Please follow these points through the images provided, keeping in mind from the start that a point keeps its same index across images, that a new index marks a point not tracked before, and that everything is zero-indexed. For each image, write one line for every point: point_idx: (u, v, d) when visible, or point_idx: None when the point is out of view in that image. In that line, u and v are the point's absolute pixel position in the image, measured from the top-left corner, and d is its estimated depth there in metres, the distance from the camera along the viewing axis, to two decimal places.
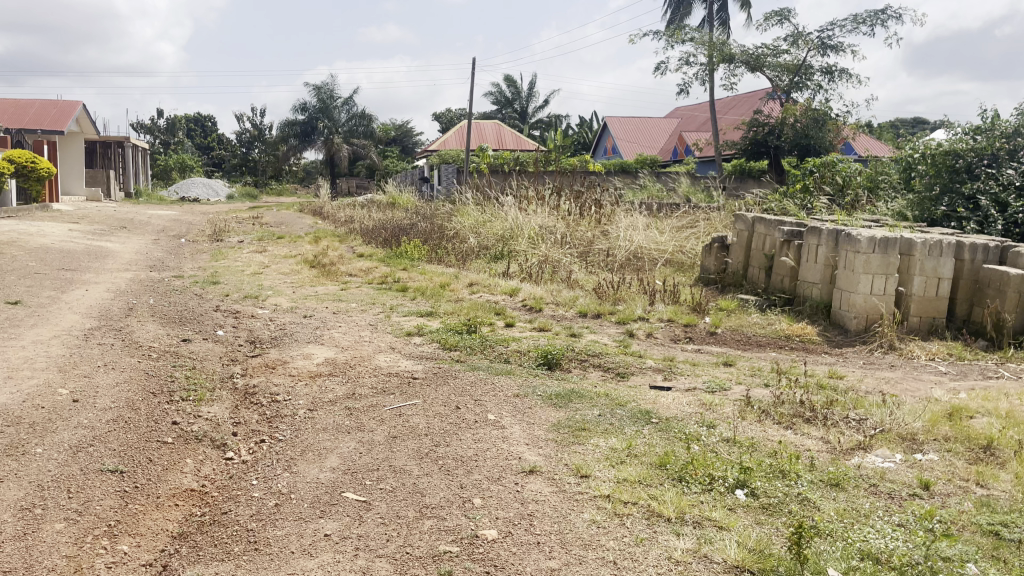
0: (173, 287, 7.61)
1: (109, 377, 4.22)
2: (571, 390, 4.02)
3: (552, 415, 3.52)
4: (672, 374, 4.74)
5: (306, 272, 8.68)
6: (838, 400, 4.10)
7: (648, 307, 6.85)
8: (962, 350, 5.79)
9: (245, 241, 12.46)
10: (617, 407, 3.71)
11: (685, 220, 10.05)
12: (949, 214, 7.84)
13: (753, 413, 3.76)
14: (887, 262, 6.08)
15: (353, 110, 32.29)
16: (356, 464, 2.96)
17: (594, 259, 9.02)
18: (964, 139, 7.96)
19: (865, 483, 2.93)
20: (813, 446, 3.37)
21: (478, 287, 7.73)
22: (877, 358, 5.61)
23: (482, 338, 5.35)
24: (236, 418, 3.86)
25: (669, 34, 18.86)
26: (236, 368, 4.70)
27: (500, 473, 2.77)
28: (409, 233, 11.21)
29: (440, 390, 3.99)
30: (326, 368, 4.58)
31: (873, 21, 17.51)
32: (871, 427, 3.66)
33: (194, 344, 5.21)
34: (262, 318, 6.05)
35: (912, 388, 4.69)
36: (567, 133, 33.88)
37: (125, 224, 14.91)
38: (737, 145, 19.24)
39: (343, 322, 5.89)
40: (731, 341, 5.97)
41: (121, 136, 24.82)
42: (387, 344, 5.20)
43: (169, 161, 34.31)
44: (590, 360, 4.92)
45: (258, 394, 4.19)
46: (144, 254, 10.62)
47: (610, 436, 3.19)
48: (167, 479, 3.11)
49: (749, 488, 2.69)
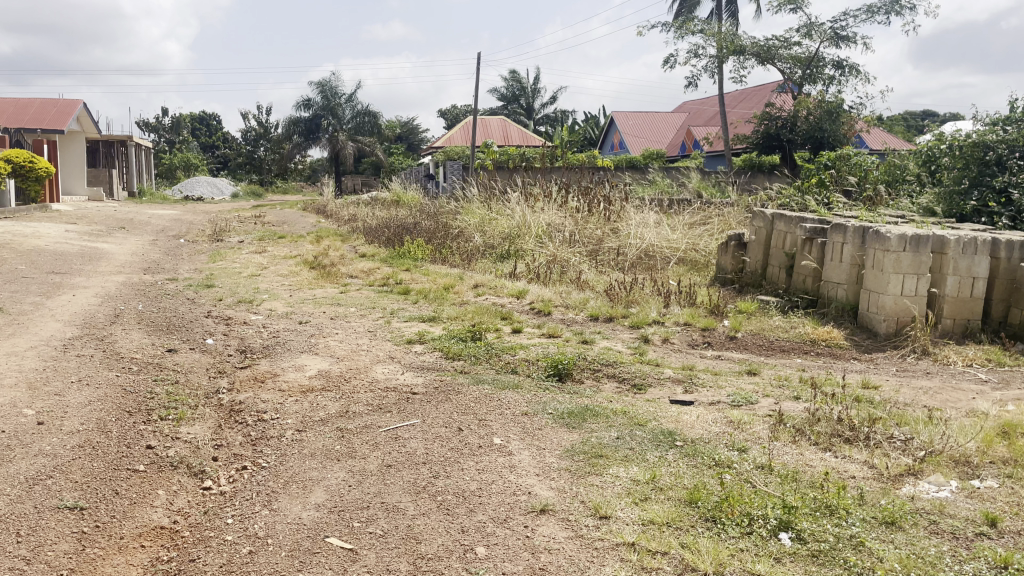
0: (165, 291, 7.27)
1: (81, 394, 3.88)
2: (584, 407, 3.65)
3: (565, 438, 3.16)
4: (693, 386, 4.37)
5: (305, 274, 8.36)
6: (880, 416, 3.73)
7: (663, 309, 6.48)
8: (1001, 355, 5.41)
9: (245, 241, 12.12)
10: (635, 427, 3.35)
11: (698, 217, 9.68)
12: (979, 208, 7.44)
13: (787, 433, 3.40)
14: (919, 261, 5.69)
15: (357, 107, 31.76)
16: (343, 500, 2.61)
17: (604, 259, 8.67)
18: (993, 130, 7.56)
19: (924, 521, 2.56)
20: (858, 472, 3.02)
21: (483, 289, 7.39)
22: (911, 365, 5.24)
23: (487, 346, 5.01)
24: (217, 441, 3.53)
25: (678, 26, 18.47)
26: (223, 383, 4.35)
27: (506, 513, 2.42)
28: (413, 231, 10.87)
29: (441, 409, 3.63)
30: (319, 382, 4.23)
31: (888, 10, 17.03)
32: (919, 449, 3.30)
33: (181, 354, 4.87)
34: (255, 325, 5.71)
35: (954, 400, 4.32)
36: (573, 129, 33.42)
37: (124, 225, 14.60)
38: (747, 139, 18.82)
39: (340, 329, 5.55)
40: (752, 347, 5.61)
41: (123, 135, 24.58)
42: (386, 353, 4.85)
43: (174, 159, 34.03)
44: (603, 370, 4.56)
45: (244, 412, 3.85)
46: (141, 255, 10.31)
47: (631, 464, 2.84)
48: (133, 515, 2.78)
49: (795, 531, 2.34)
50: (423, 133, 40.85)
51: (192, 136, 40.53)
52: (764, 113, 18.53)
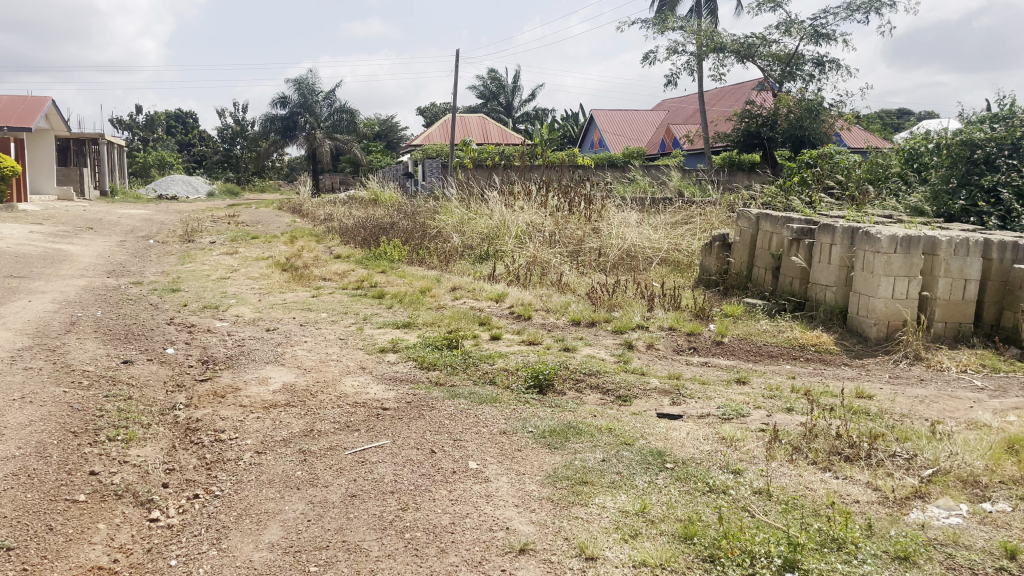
0: (128, 296, 6.94)
1: (22, 414, 3.58)
2: (567, 424, 3.41)
3: (546, 461, 2.91)
4: (681, 397, 4.14)
5: (277, 276, 8.06)
6: (880, 430, 3.51)
7: (647, 314, 6.25)
8: (996, 361, 5.23)
9: (216, 242, 11.77)
10: (621, 447, 3.11)
11: (680, 215, 9.48)
12: (968, 208, 7.25)
13: (783, 451, 3.19)
14: (909, 262, 5.50)
15: (334, 105, 31.23)
16: (299, 539, 2.37)
17: (585, 260, 8.47)
18: (981, 128, 7.41)
19: (938, 555, 2.34)
20: (861, 496, 2.81)
21: (461, 292, 7.13)
22: (904, 371, 5.04)
23: (464, 354, 4.75)
24: (170, 464, 3.27)
25: (658, 23, 18.28)
26: (180, 398, 4.07)
27: (481, 555, 2.20)
28: (390, 232, 10.59)
29: (413, 427, 3.37)
30: (283, 397, 3.95)
31: (867, 8, 16.93)
32: (924, 468, 3.09)
33: (137, 366, 4.58)
34: (219, 332, 5.42)
35: (952, 411, 4.13)
36: (553, 128, 33.18)
37: (92, 225, 14.18)
38: (728, 137, 18.67)
39: (310, 337, 5.26)
40: (740, 352, 5.40)
41: (94, 133, 24.03)
42: (356, 363, 4.58)
43: (147, 158, 33.38)
44: (586, 381, 4.33)
45: (200, 431, 3.57)
46: (107, 257, 9.94)
47: (618, 492, 2.61)
48: (68, 555, 2.51)
49: (802, 571, 2.11)
50: (402, 131, 40.49)
51: (167, 133, 39.84)
52: (744, 110, 18.38)
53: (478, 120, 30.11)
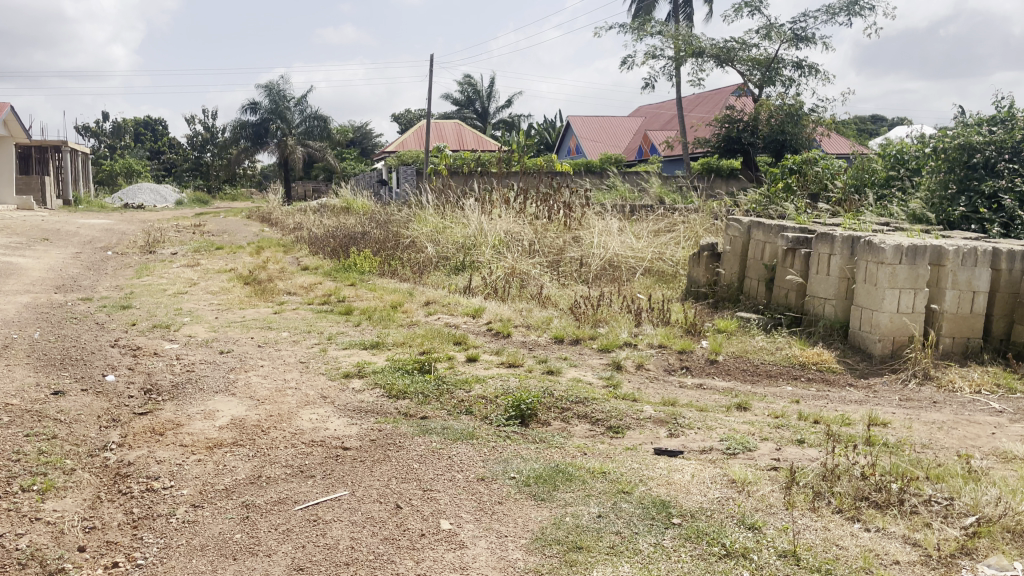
0: (73, 314, 6.40)
1: None
2: (554, 467, 2.94)
3: (532, 518, 2.47)
4: (679, 428, 3.70)
5: (238, 291, 7.56)
6: (906, 467, 3.10)
7: (634, 330, 5.82)
8: (1011, 380, 4.86)
9: (178, 252, 11.23)
10: (618, 496, 2.67)
11: (663, 223, 9.08)
12: (968, 214, 6.96)
13: (804, 497, 2.77)
14: (915, 274, 5.13)
15: (307, 111, 30.52)
16: None
17: (566, 271, 8.06)
18: (979, 131, 7.09)
19: None
20: (901, 554, 2.40)
21: (435, 306, 6.68)
22: (915, 394, 4.66)
23: (438, 379, 4.28)
24: (92, 520, 2.79)
25: (636, 28, 17.96)
26: (114, 436, 3.58)
27: None
28: (360, 241, 10.11)
29: (377, 473, 2.91)
30: (230, 434, 3.47)
31: (847, 12, 16.69)
32: (965, 516, 2.68)
33: (68, 398, 4.07)
34: (167, 356, 4.92)
35: (974, 438, 3.74)
36: (529, 134, 32.86)
37: (49, 235, 13.54)
38: (708, 142, 18.38)
39: (268, 361, 4.78)
40: (736, 372, 5.00)
41: (57, 141, 23.28)
42: (317, 393, 4.10)
43: (114, 165, 32.53)
44: (573, 410, 3.89)
45: (130, 478, 3.09)
46: (59, 270, 9.35)
47: (620, 563, 2.18)
48: None
49: None
50: (377, 138, 40.02)
51: (135, 140, 39.00)
52: (724, 116, 18.10)
53: (454, 125, 29.75)
